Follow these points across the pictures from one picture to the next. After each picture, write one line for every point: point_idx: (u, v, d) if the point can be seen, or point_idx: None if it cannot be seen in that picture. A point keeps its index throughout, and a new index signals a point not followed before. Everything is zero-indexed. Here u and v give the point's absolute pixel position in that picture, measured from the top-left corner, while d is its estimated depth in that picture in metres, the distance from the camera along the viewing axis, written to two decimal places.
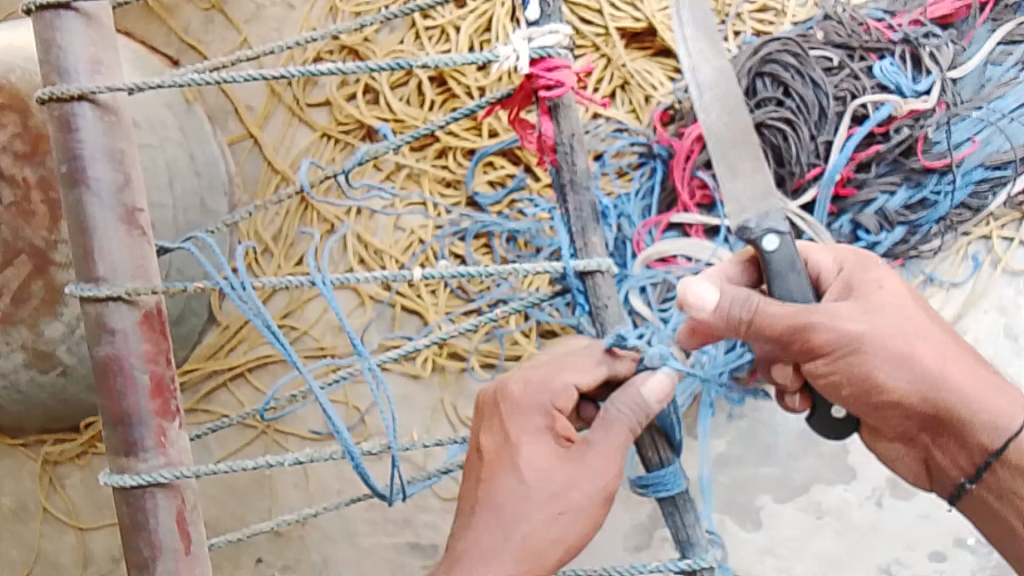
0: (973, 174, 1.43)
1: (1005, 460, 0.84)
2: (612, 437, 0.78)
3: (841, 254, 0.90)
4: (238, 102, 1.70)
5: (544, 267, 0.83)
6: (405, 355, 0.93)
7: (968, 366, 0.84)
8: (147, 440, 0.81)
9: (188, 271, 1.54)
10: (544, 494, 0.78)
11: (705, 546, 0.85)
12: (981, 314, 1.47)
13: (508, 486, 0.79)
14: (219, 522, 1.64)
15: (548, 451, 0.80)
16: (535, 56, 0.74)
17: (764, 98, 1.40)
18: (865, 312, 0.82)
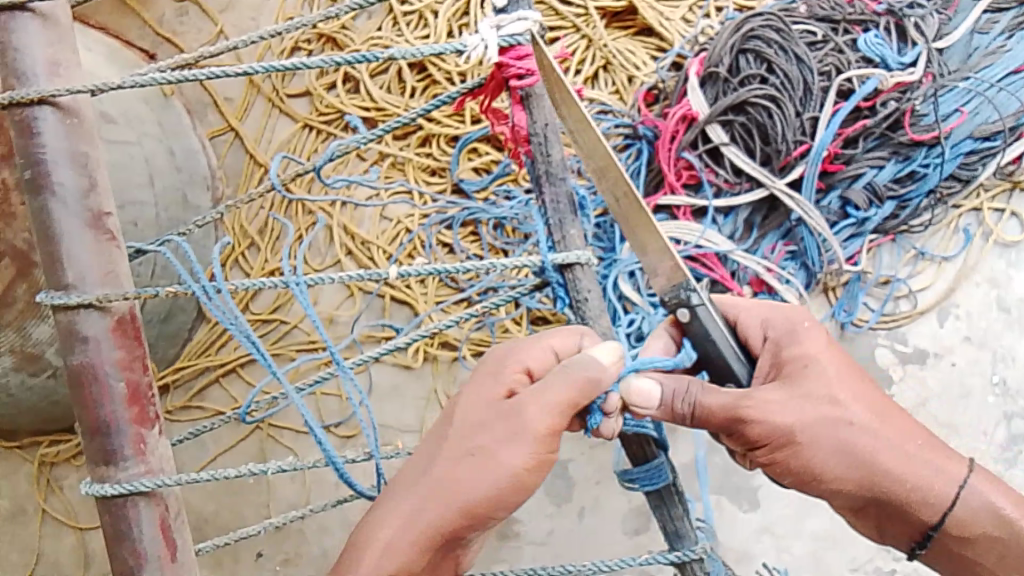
0: (962, 146, 1.41)
1: (946, 531, 0.82)
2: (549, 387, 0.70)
3: (767, 314, 0.83)
4: (216, 95, 1.69)
5: (521, 262, 0.79)
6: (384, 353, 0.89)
7: (910, 449, 0.79)
8: (126, 449, 0.79)
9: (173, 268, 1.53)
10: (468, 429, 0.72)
11: (694, 538, 0.84)
12: (973, 288, 1.47)
13: (439, 426, 0.75)
14: (218, 519, 1.64)
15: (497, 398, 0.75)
16: (505, 44, 0.72)
17: (747, 76, 1.36)
18: (807, 415, 0.76)
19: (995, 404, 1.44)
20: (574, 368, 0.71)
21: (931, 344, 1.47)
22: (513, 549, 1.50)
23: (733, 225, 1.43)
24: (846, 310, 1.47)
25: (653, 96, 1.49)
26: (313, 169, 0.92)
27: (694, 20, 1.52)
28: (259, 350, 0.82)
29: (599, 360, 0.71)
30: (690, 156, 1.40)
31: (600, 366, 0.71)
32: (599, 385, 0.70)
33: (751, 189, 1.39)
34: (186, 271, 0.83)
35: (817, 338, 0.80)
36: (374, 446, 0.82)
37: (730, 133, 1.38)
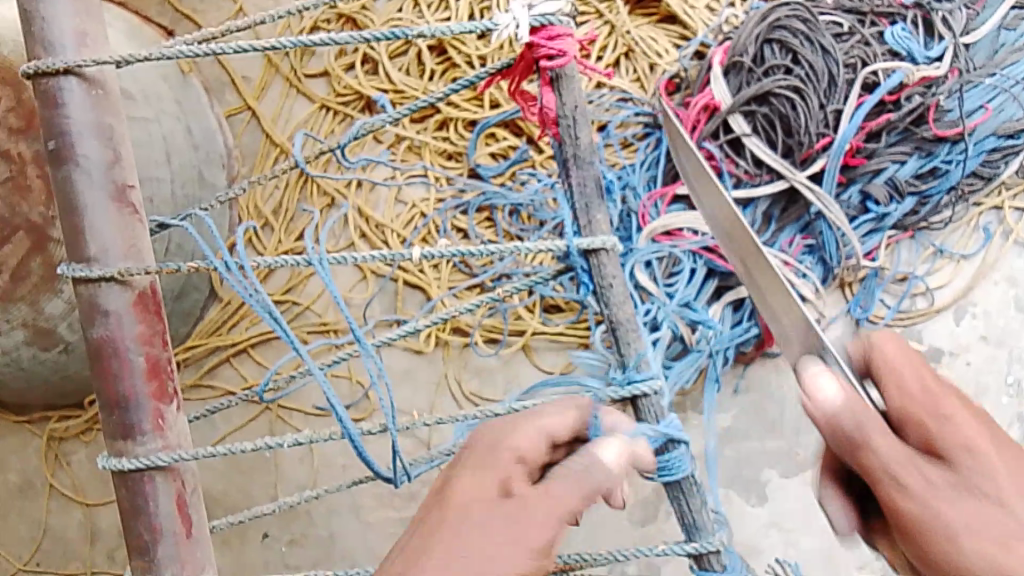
0: (985, 142, 1.40)
1: None
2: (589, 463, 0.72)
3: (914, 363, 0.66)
4: (234, 73, 1.68)
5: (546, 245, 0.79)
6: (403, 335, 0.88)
7: None
8: (144, 423, 0.79)
9: (187, 246, 1.53)
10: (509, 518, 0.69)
11: (711, 529, 0.83)
12: (991, 287, 1.47)
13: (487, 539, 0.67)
14: (227, 499, 1.64)
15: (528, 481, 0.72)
16: (536, 24, 0.70)
17: (772, 66, 1.34)
18: (928, 491, 0.63)
19: (1010, 404, 1.44)
20: (589, 473, 0.69)
21: (948, 342, 1.46)
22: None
23: (752, 216, 1.41)
24: (863, 306, 1.46)
25: (675, 85, 1.47)
26: (337, 147, 0.91)
27: (718, 9, 1.50)
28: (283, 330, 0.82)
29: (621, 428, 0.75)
30: (710, 146, 1.38)
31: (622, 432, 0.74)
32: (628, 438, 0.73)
33: (771, 182, 1.37)
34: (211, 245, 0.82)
35: (956, 398, 0.64)
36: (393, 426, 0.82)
37: (752, 124, 1.37)
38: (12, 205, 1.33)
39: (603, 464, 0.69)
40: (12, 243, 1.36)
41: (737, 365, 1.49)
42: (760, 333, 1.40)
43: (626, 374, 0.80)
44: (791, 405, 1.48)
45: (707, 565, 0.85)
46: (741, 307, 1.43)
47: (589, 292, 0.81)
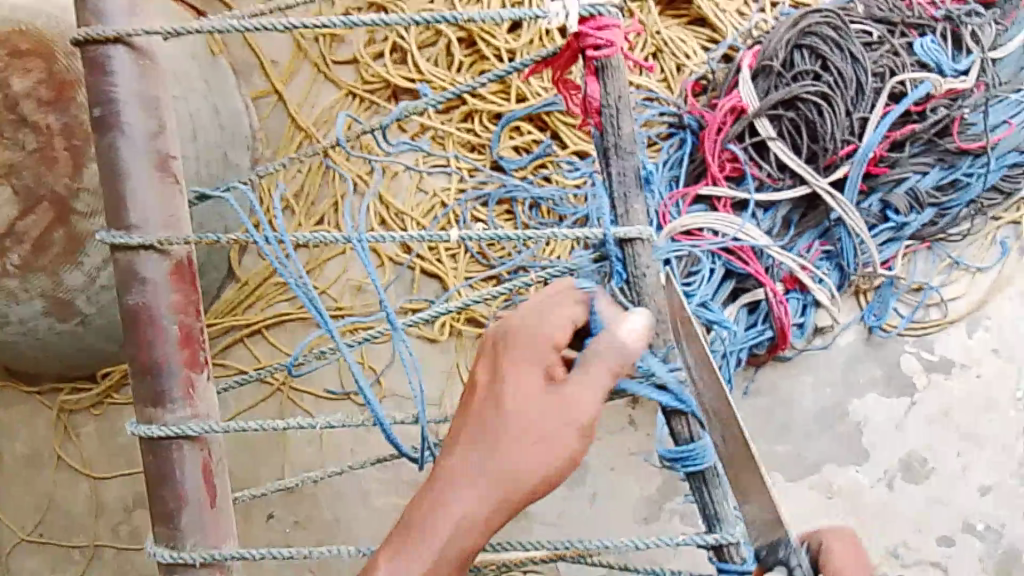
0: (1006, 157, 1.42)
1: None
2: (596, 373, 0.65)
3: None
4: (263, 57, 1.69)
5: (582, 233, 0.79)
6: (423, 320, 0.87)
7: None
8: (176, 391, 0.80)
9: (209, 225, 1.54)
10: (522, 420, 0.64)
11: (733, 523, 0.82)
12: (1004, 301, 1.48)
13: (499, 431, 0.65)
14: (234, 477, 1.65)
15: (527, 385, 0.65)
16: (585, 14, 0.72)
17: (800, 71, 1.35)
18: None
19: (1017, 419, 1.45)
20: (615, 349, 0.66)
21: (959, 355, 1.48)
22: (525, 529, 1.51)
23: (773, 220, 1.42)
24: (876, 314, 1.49)
25: (701, 86, 1.49)
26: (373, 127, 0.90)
27: (749, 13, 1.52)
28: (316, 309, 0.84)
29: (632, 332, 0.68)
30: (735, 148, 1.39)
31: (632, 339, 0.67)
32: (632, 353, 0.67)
33: (793, 186, 1.38)
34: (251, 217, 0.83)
35: None
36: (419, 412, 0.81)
37: (777, 128, 1.37)
38: (38, 175, 1.35)
39: (626, 347, 0.67)
40: (35, 214, 1.38)
41: (747, 367, 1.51)
42: (774, 335, 1.43)
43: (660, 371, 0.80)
44: (800, 410, 1.49)
45: (726, 557, 0.83)
46: (756, 310, 1.46)
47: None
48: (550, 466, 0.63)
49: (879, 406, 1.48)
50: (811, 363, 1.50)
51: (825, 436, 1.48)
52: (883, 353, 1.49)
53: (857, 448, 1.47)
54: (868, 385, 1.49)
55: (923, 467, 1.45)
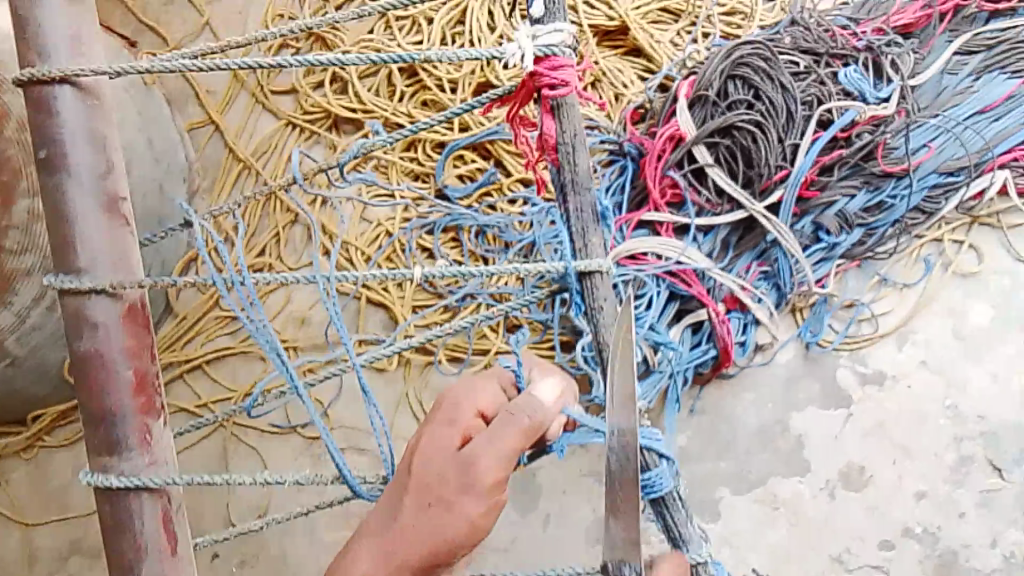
0: (928, 179, 1.49)
1: None
2: (503, 433, 0.73)
3: None
4: (199, 87, 1.68)
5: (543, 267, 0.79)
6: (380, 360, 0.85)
7: None
8: (131, 438, 0.78)
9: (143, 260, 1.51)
10: (433, 477, 0.73)
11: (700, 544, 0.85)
12: (931, 315, 1.55)
13: (415, 486, 0.74)
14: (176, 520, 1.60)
15: (444, 445, 0.75)
16: (541, 54, 0.74)
17: (735, 100, 1.40)
18: None
19: (946, 426, 1.52)
20: (522, 415, 0.74)
21: (891, 367, 1.55)
22: (478, 557, 1.50)
23: (713, 243, 1.46)
24: (812, 331, 1.56)
25: (640, 114, 1.53)
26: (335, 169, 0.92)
27: (683, 44, 1.58)
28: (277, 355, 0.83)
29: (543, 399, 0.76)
30: (675, 174, 1.43)
31: (543, 408, 0.75)
32: (542, 420, 0.74)
33: (732, 210, 1.42)
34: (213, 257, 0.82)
35: None
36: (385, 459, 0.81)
37: (715, 155, 1.42)
38: None
39: (534, 407, 0.75)
40: None
41: (693, 386, 1.57)
42: (717, 354, 1.46)
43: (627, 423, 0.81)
44: (742, 427, 1.54)
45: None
46: (699, 330, 1.50)
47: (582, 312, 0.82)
48: (455, 522, 0.71)
49: (817, 420, 1.54)
50: (752, 382, 1.57)
51: (767, 450, 1.53)
52: (820, 368, 1.56)
53: (797, 461, 1.52)
54: (807, 401, 1.55)
55: (861, 477, 1.51)
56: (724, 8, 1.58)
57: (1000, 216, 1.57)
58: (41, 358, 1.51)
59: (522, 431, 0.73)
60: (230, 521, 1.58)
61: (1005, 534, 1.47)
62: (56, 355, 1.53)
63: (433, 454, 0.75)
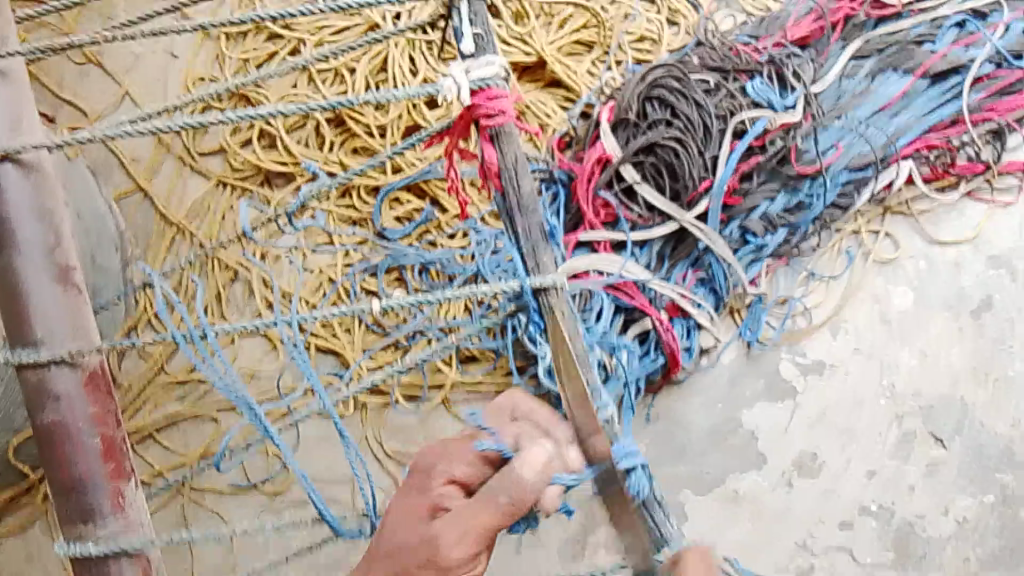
0: (840, 177, 1.58)
1: None
2: (474, 517, 0.69)
3: None
4: (123, 155, 1.67)
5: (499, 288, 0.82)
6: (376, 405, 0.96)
7: None
8: (104, 504, 0.77)
9: None
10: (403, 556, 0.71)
11: None
12: (857, 303, 1.64)
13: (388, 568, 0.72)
14: None
15: (415, 521, 0.72)
16: (475, 87, 0.78)
17: (654, 119, 1.47)
18: None
19: (886, 406, 1.60)
20: (500, 496, 0.68)
21: (827, 355, 1.62)
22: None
23: (649, 255, 1.52)
24: (751, 330, 1.63)
25: (566, 142, 1.59)
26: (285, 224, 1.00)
27: (598, 72, 1.65)
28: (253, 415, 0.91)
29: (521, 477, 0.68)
30: (606, 194, 1.49)
31: (520, 486, 0.68)
32: (517, 503, 0.68)
33: (663, 223, 1.48)
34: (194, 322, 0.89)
35: None
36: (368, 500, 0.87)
37: (641, 172, 1.48)
38: None
39: (507, 490, 0.68)
40: None
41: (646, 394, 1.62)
42: (666, 361, 1.51)
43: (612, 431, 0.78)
44: (696, 429, 1.60)
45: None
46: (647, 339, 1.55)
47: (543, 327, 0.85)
48: None
49: (765, 414, 1.61)
50: (700, 386, 1.63)
51: (721, 449, 1.59)
52: (761, 364, 1.63)
53: (754, 455, 1.58)
54: (754, 397, 1.62)
55: (813, 463, 1.58)
56: (632, 36, 1.67)
57: (910, 204, 1.68)
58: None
59: (494, 511, 0.68)
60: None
61: (954, 501, 1.55)
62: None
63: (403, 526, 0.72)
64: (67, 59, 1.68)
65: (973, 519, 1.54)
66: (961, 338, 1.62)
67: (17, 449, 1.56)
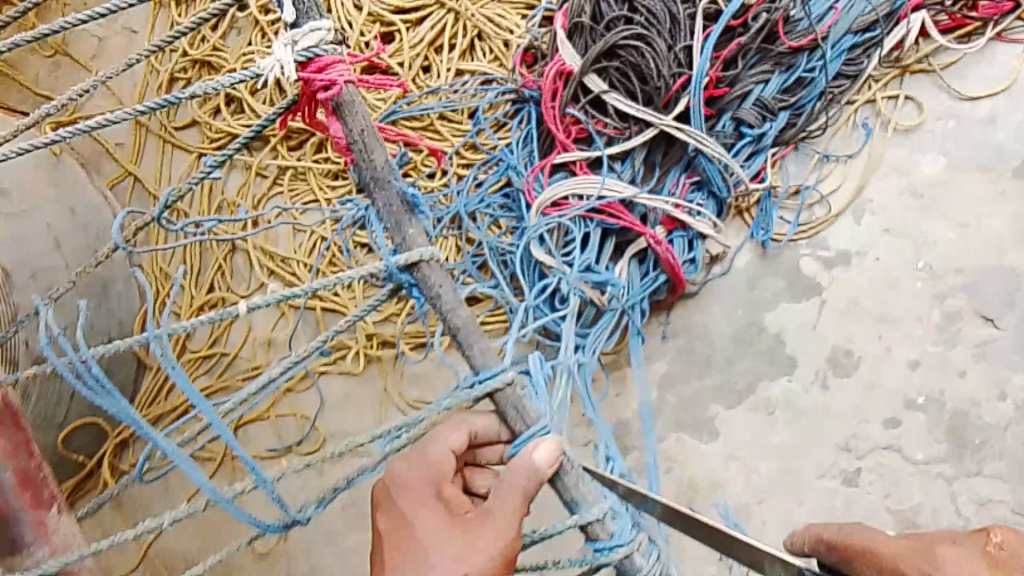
0: (843, 42, 1.44)
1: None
2: (505, 506, 0.82)
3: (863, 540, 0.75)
4: (106, 143, 1.68)
5: (368, 272, 0.79)
6: (306, 466, 0.87)
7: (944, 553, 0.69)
8: (27, 535, 0.79)
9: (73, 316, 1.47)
10: (427, 527, 0.84)
11: (590, 501, 0.89)
12: (883, 178, 1.48)
13: (409, 538, 0.84)
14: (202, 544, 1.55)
15: (438, 514, 0.85)
16: (302, 58, 0.72)
17: (612, 19, 1.36)
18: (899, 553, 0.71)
19: (924, 289, 1.44)
20: (512, 478, 0.82)
21: (852, 243, 1.48)
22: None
23: (633, 169, 1.41)
24: (763, 228, 1.50)
25: (532, 56, 1.50)
26: (148, 221, 0.86)
27: None
28: (132, 419, 0.78)
29: (535, 459, 0.81)
30: (574, 111, 1.40)
31: (533, 462, 0.81)
32: (531, 480, 0.81)
33: (641, 131, 1.38)
34: (41, 340, 0.80)
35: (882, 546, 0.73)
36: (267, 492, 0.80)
37: (608, 81, 1.38)
38: None
39: (541, 464, 0.81)
40: None
41: (659, 312, 1.51)
42: (669, 278, 1.40)
43: (476, 373, 0.82)
44: (718, 336, 1.48)
45: (595, 535, 0.90)
46: (645, 259, 1.44)
47: (423, 303, 0.83)
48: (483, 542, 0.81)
49: (789, 314, 1.47)
50: (715, 295, 1.50)
51: (748, 355, 1.46)
52: (779, 263, 1.49)
53: (782, 358, 1.46)
54: (775, 296, 1.48)
55: (848, 360, 1.44)
56: None
57: (930, 59, 1.51)
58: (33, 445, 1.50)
59: (511, 494, 0.82)
60: (255, 550, 1.52)
61: (1013, 383, 1.40)
62: (48, 438, 1.51)
63: (421, 502, 0.86)
64: (38, 54, 1.71)
65: None
66: (1005, 202, 1.45)
67: (67, 438, 1.57)
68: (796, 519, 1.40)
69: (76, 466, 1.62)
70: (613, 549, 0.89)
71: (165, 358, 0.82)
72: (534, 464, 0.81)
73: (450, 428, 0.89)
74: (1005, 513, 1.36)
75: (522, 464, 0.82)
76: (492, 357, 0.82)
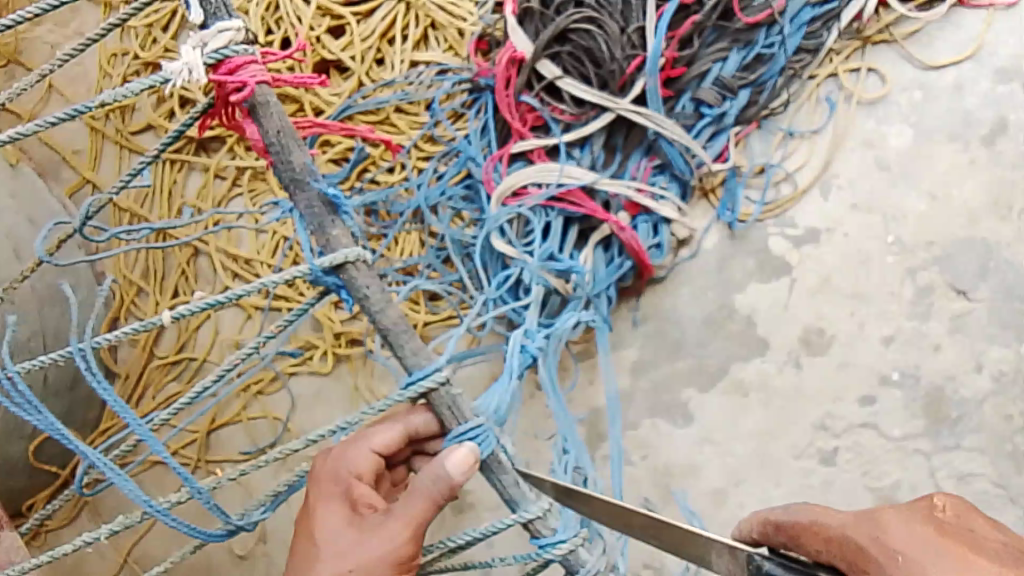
0: (802, 16, 1.41)
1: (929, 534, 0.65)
2: (410, 508, 0.85)
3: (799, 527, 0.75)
4: (63, 150, 1.66)
5: (292, 274, 0.80)
6: (243, 473, 0.87)
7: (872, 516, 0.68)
8: None
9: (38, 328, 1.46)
10: (332, 529, 0.88)
11: (530, 499, 0.91)
12: (848, 153, 1.46)
13: (315, 536, 0.89)
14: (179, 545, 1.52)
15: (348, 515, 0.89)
16: (213, 60, 0.71)
17: (562, 4, 1.34)
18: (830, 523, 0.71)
19: (895, 263, 1.42)
20: (419, 484, 0.85)
21: (821, 220, 1.45)
22: (472, 519, 1.38)
23: (592, 154, 1.40)
24: (730, 208, 1.46)
25: (486, 44, 1.47)
26: (75, 230, 0.88)
27: None
28: (64, 437, 0.82)
29: (448, 468, 0.84)
30: (529, 98, 1.38)
31: (445, 471, 0.84)
32: (437, 488, 0.84)
33: (598, 115, 1.37)
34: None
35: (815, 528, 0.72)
36: (204, 499, 0.83)
37: (561, 66, 1.37)
38: None
39: (450, 470, 0.84)
40: None
41: (627, 298, 1.47)
42: (634, 264, 1.39)
43: (410, 375, 0.86)
44: (689, 320, 1.45)
45: (538, 532, 0.92)
46: (610, 245, 1.41)
47: (352, 304, 0.84)
48: (377, 544, 0.84)
49: (761, 294, 1.44)
50: (685, 277, 1.46)
51: (720, 337, 1.44)
52: (748, 243, 1.46)
53: (754, 340, 1.43)
54: (746, 278, 1.45)
55: (822, 338, 1.42)
56: None
57: (892, 29, 1.48)
58: (2, 457, 1.47)
59: (415, 500, 0.85)
60: (235, 551, 1.50)
61: (988, 354, 1.39)
62: (16, 449, 1.48)
63: (333, 496, 0.92)
64: None
65: (1011, 372, 1.38)
66: (974, 170, 1.43)
67: (37, 449, 1.53)
68: (775, 500, 1.39)
69: (48, 475, 1.58)
70: (556, 545, 0.92)
71: (92, 374, 0.84)
72: (442, 472, 0.84)
73: (379, 429, 0.94)
74: (984, 485, 1.36)
75: (430, 473, 0.84)
76: (424, 357, 0.86)
